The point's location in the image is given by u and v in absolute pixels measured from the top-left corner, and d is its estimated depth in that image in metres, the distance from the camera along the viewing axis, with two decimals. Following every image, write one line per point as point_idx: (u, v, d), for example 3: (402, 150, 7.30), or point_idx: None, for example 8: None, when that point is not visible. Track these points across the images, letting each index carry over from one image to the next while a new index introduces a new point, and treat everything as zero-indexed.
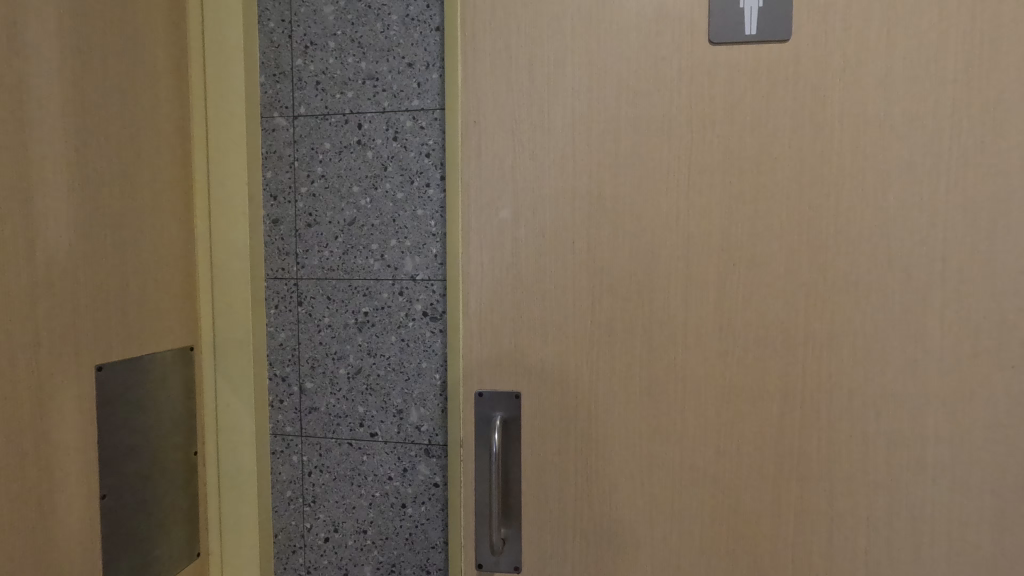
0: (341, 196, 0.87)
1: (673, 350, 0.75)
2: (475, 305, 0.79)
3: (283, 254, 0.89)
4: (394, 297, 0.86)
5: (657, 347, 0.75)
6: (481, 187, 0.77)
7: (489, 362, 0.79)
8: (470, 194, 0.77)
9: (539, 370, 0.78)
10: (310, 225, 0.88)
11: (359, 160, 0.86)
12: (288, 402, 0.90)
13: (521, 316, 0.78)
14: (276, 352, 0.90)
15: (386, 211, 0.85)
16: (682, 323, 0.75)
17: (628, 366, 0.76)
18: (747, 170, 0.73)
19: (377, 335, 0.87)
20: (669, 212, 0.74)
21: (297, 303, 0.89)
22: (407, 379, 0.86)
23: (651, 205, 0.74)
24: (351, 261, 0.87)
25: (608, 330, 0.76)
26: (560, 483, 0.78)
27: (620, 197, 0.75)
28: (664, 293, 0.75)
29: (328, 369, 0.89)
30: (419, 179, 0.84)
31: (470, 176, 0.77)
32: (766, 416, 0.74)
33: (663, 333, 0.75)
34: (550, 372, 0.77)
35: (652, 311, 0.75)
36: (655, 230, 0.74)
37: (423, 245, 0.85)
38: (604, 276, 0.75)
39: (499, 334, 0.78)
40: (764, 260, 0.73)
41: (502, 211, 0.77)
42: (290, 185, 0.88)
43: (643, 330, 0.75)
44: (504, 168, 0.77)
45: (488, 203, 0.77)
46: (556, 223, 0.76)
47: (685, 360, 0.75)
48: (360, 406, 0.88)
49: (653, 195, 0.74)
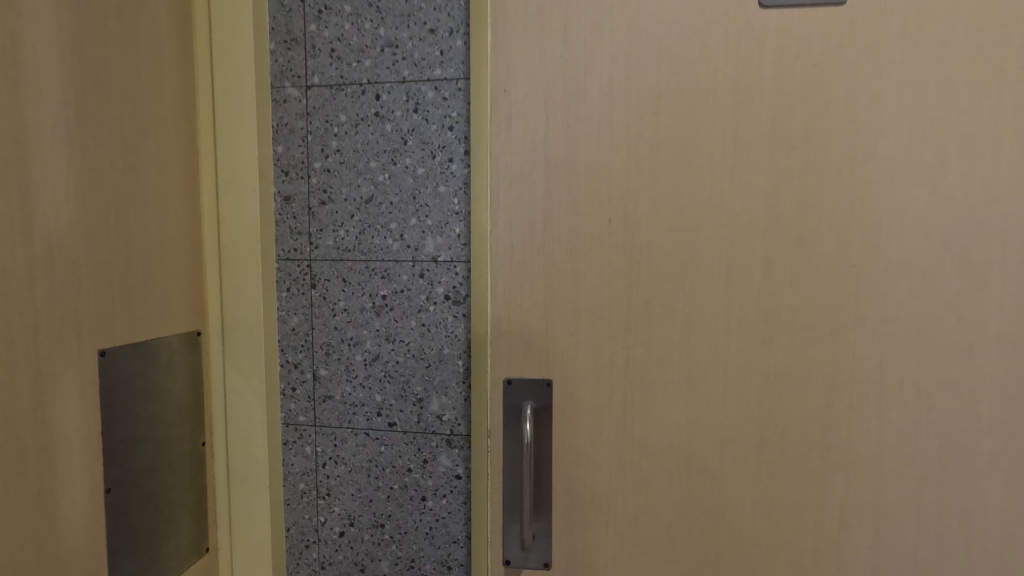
0: (358, 172, 0.82)
1: (713, 335, 0.71)
2: (503, 287, 0.74)
3: (295, 233, 0.84)
4: (414, 279, 0.81)
5: (696, 331, 0.71)
6: (510, 161, 0.73)
7: (518, 348, 0.75)
8: (499, 170, 0.73)
9: (570, 356, 0.73)
10: (324, 203, 0.83)
11: (378, 134, 0.81)
12: (301, 390, 0.86)
13: (551, 298, 0.73)
14: (288, 338, 0.85)
15: (406, 188, 0.81)
16: (723, 306, 0.70)
17: (664, 352, 0.71)
18: (797, 144, 0.68)
19: (396, 319, 0.82)
20: (711, 187, 0.69)
21: (311, 286, 0.84)
22: (428, 366, 0.82)
23: (693, 180, 0.69)
24: (367, 241, 0.82)
25: (645, 314, 0.71)
26: (592, 475, 0.74)
27: (659, 172, 0.70)
28: (705, 275, 0.70)
29: (343, 355, 0.84)
30: (441, 153, 0.79)
31: (499, 150, 0.73)
32: (812, 405, 0.70)
33: (703, 316, 0.71)
34: (582, 358, 0.73)
35: (692, 294, 0.70)
36: (697, 207, 0.70)
37: (445, 225, 0.80)
38: (641, 257, 0.71)
39: (527, 318, 0.74)
40: (812, 239, 0.69)
41: (532, 188, 0.72)
42: (303, 160, 0.83)
43: (681, 314, 0.71)
44: (535, 141, 0.72)
45: (518, 180, 0.73)
46: (590, 200, 0.71)
47: (726, 345, 0.71)
48: (378, 395, 0.84)
49: (695, 170, 0.69)
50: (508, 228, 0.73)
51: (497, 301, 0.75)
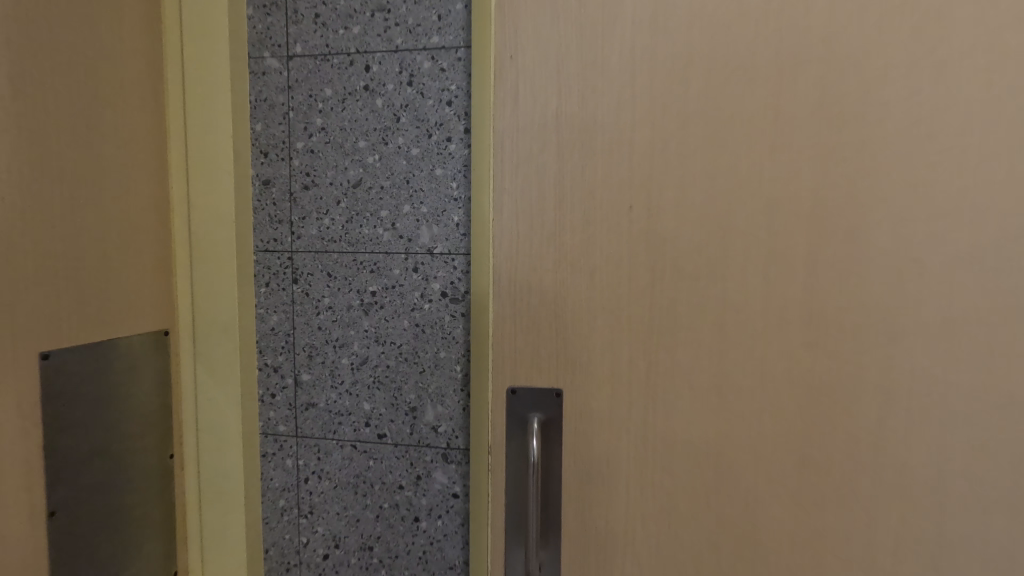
0: (345, 154, 0.73)
1: (748, 338, 0.62)
2: (507, 282, 0.65)
3: (275, 222, 0.75)
4: (407, 273, 0.72)
5: (727, 333, 0.62)
6: (516, 138, 0.63)
7: (524, 351, 0.65)
8: (504, 149, 0.64)
9: (584, 361, 0.64)
10: (307, 187, 0.74)
11: (367, 110, 0.72)
12: (281, 397, 0.77)
13: (563, 295, 0.64)
14: (267, 338, 0.76)
15: (399, 171, 0.72)
16: (760, 305, 0.61)
17: (691, 358, 0.62)
18: (848, 121, 0.59)
19: (387, 319, 0.74)
20: (748, 168, 0.60)
21: (292, 281, 0.75)
22: (422, 372, 0.73)
23: (727, 162, 0.60)
24: (355, 231, 0.73)
25: (670, 313, 0.62)
26: (607, 497, 0.65)
27: (688, 151, 0.61)
28: (740, 269, 0.61)
29: (328, 358, 0.76)
30: (438, 132, 0.70)
31: (503, 125, 0.63)
32: (861, 420, 0.61)
33: (737, 317, 0.61)
34: (597, 363, 0.64)
35: (725, 291, 0.61)
36: (731, 192, 0.60)
37: (442, 213, 0.71)
38: (666, 248, 0.62)
39: (535, 317, 0.65)
40: (864, 229, 0.59)
41: (541, 169, 0.63)
42: (284, 140, 0.74)
43: (712, 314, 0.62)
44: (545, 114, 0.62)
45: (525, 159, 0.63)
46: (608, 183, 0.62)
47: (762, 350, 0.62)
48: (366, 403, 0.75)
49: (729, 148, 0.60)
50: (513, 214, 0.64)
51: (500, 297, 0.65)
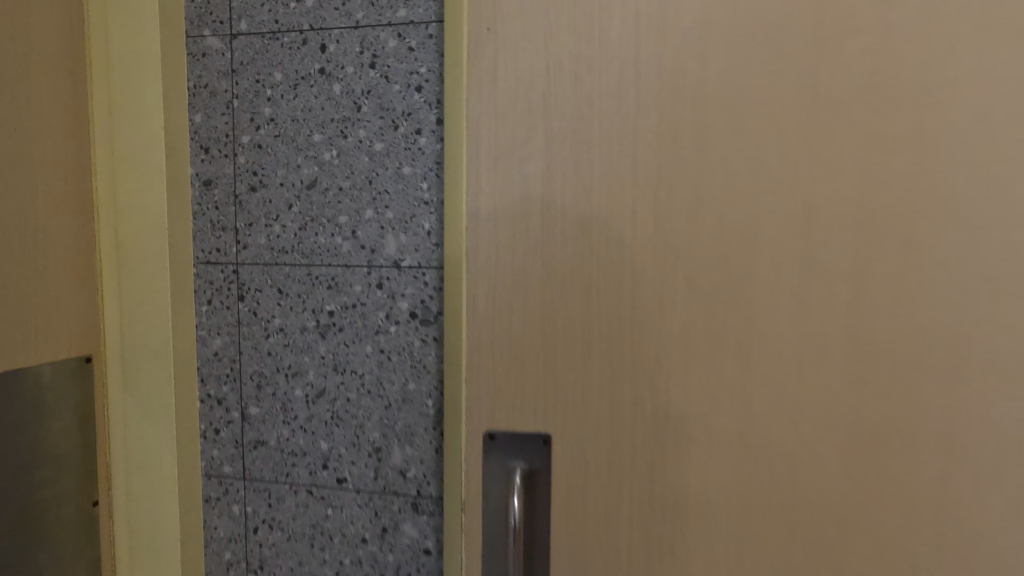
0: (298, 149, 0.62)
1: (783, 375, 0.49)
2: (485, 303, 0.53)
3: (218, 229, 0.64)
4: (370, 290, 0.61)
5: (757, 369, 0.50)
6: (495, 128, 0.52)
7: (505, 388, 0.53)
8: (480, 140, 0.52)
9: (579, 401, 0.52)
10: (254, 189, 0.63)
11: (323, 97, 0.61)
12: (226, 433, 0.66)
13: (553, 319, 0.52)
14: (209, 365, 0.65)
15: (360, 170, 0.61)
16: (797, 334, 0.49)
17: (712, 398, 0.50)
18: (909, 103, 0.46)
19: (347, 343, 0.62)
20: (781, 164, 0.48)
21: (238, 298, 0.64)
22: (388, 406, 0.62)
23: (755, 156, 0.48)
24: (310, 240, 0.62)
25: (684, 343, 0.50)
26: (606, 567, 0.53)
27: (707, 143, 0.49)
28: (772, 289, 0.49)
29: (279, 389, 0.65)
30: (406, 123, 0.59)
31: (479, 113, 0.52)
32: (926, 480, 0.48)
33: (769, 348, 0.49)
34: (596, 404, 0.52)
35: (753, 316, 0.49)
36: (761, 193, 0.49)
37: (411, 219, 0.60)
38: (680, 263, 0.50)
39: (519, 347, 0.52)
40: (929, 240, 0.47)
41: (525, 165, 0.52)
42: (228, 133, 0.63)
43: (736, 345, 0.50)
44: (530, 99, 0.51)
45: (506, 153, 0.52)
46: (607, 182, 0.50)
47: (802, 390, 0.49)
48: (324, 441, 0.64)
49: (759, 139, 0.48)
50: (492, 221, 0.52)
51: (476, 322, 0.53)
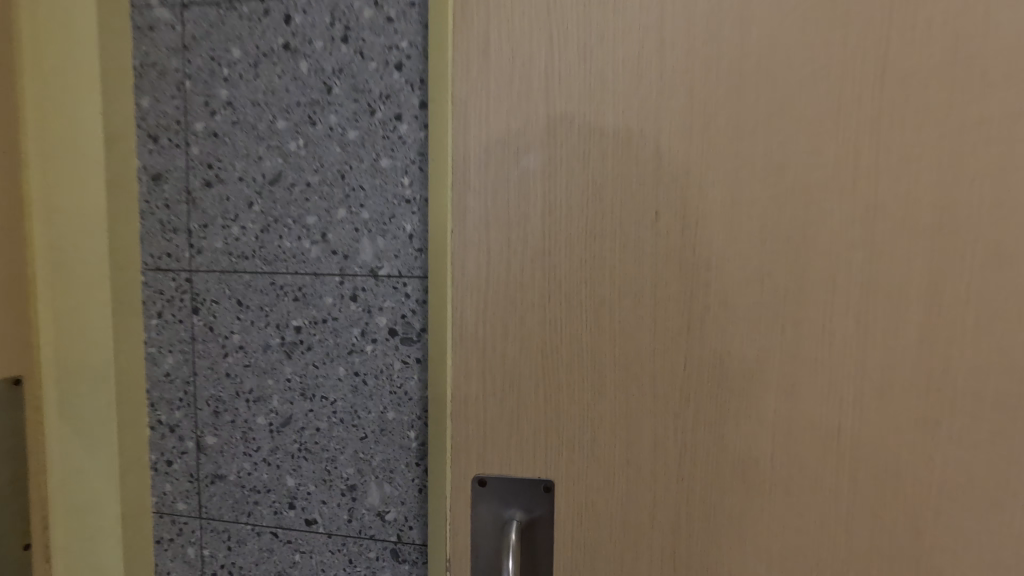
0: (259, 138, 0.53)
1: (837, 412, 0.40)
2: (474, 322, 0.44)
3: (169, 231, 0.55)
4: (343, 303, 0.53)
5: (804, 404, 0.41)
6: (486, 108, 0.42)
7: (497, 425, 0.44)
8: (469, 124, 0.43)
9: (586, 443, 0.43)
10: (209, 184, 0.54)
11: (288, 77, 0.52)
12: (180, 465, 0.57)
13: (555, 343, 0.42)
14: (160, 388, 0.57)
15: (331, 163, 0.52)
16: (855, 362, 0.40)
17: (749, 439, 0.41)
18: (997, 82, 0.37)
19: (317, 364, 0.54)
20: (838, 154, 0.39)
21: (192, 310, 0.56)
22: (363, 438, 0.53)
23: (804, 147, 0.39)
24: (273, 244, 0.53)
25: (715, 373, 0.41)
26: None
27: (747, 127, 0.40)
28: (824, 308, 0.40)
29: (239, 416, 0.56)
30: (384, 107, 0.50)
31: (466, 90, 0.43)
32: (1008, 543, 0.40)
33: (820, 380, 0.41)
34: (607, 446, 0.42)
35: (799, 340, 0.40)
36: (811, 190, 0.40)
37: (390, 220, 0.51)
38: (710, 274, 0.41)
39: (513, 376, 0.43)
40: (1018, 252, 0.38)
41: (522, 156, 0.42)
42: (180, 119, 0.54)
43: (779, 376, 0.41)
44: (529, 72, 0.42)
45: (499, 140, 0.42)
46: (624, 175, 0.41)
47: (860, 430, 0.40)
48: (291, 477, 0.55)
49: (811, 123, 0.39)
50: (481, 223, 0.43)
51: (462, 345, 0.44)
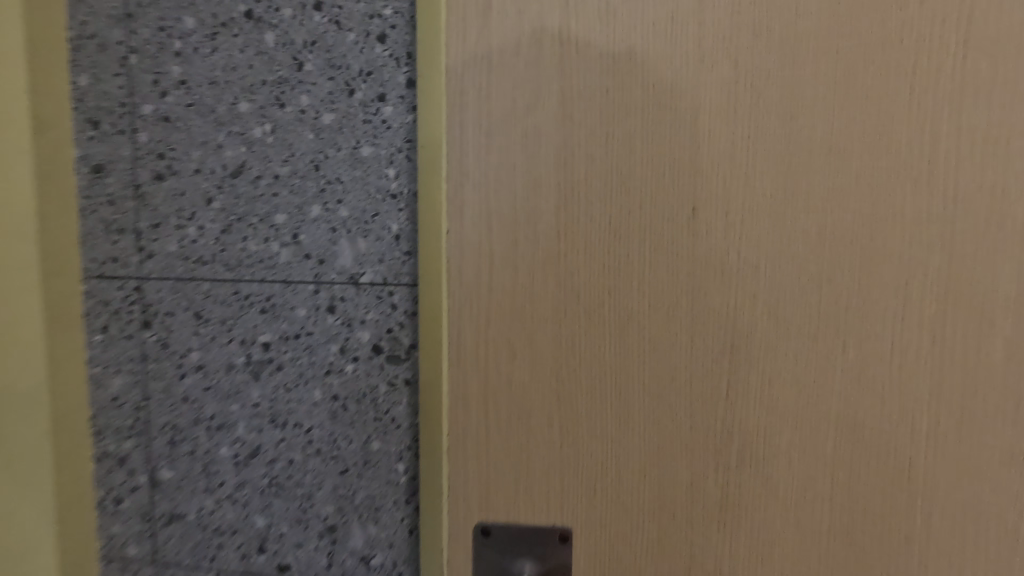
0: (217, 122, 0.45)
1: (909, 446, 0.34)
2: (474, 340, 0.36)
3: (113, 231, 0.47)
4: (319, 315, 0.45)
5: (870, 434, 0.34)
6: (488, 79, 0.35)
7: (503, 464, 0.37)
8: (469, 102, 0.35)
9: (611, 484, 0.36)
10: (160, 177, 0.46)
11: (251, 51, 0.44)
12: (131, 503, 0.49)
13: (574, 363, 0.35)
14: (107, 414, 0.49)
15: (302, 151, 0.44)
16: (930, 387, 0.34)
17: (804, 478, 0.35)
18: None
19: (289, 387, 0.46)
20: (914, 134, 0.33)
21: (142, 324, 0.48)
22: (344, 471, 0.46)
23: (874, 127, 0.33)
24: (235, 247, 0.46)
25: (764, 397, 0.35)
26: None
27: (804, 103, 0.33)
28: (895, 319, 0.33)
29: (199, 447, 0.48)
30: (365, 86, 0.43)
31: (464, 58, 0.35)
32: None
33: (889, 405, 0.34)
34: (636, 487, 0.36)
35: (864, 358, 0.34)
36: (881, 178, 0.33)
37: (373, 219, 0.44)
38: (760, 280, 0.34)
39: (523, 405, 0.36)
40: None
41: (531, 139, 0.35)
42: (124, 101, 0.46)
43: (841, 400, 0.34)
44: (540, 35, 0.34)
45: (504, 118, 0.35)
46: (655, 161, 0.34)
47: (936, 466, 0.34)
48: (260, 516, 0.48)
49: (880, 95, 0.32)
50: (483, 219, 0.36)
51: (461, 368, 0.37)
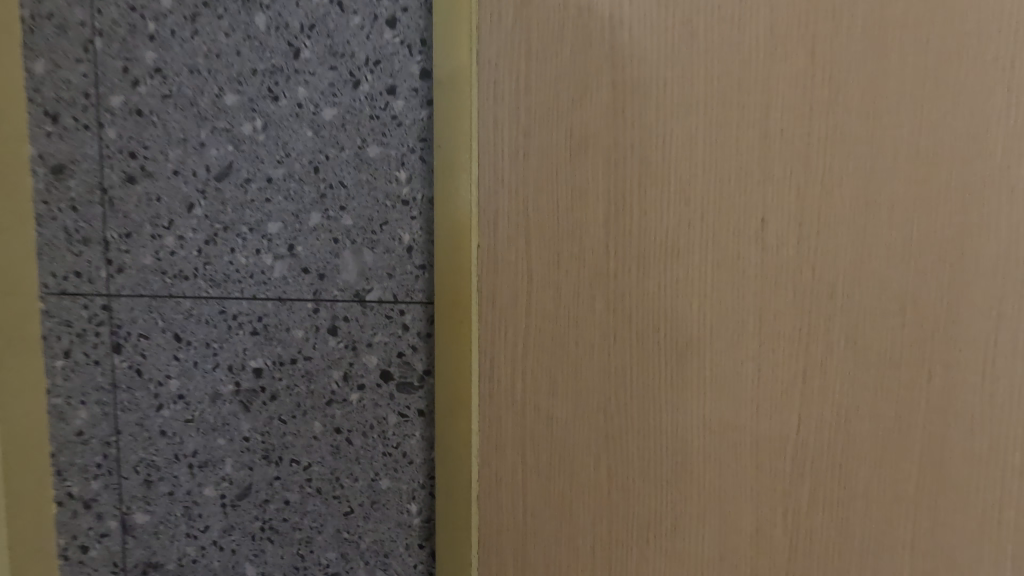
0: (199, 117, 0.39)
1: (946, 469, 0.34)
2: (517, 355, 0.36)
3: (78, 241, 0.41)
4: (319, 337, 0.40)
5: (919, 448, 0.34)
6: (532, 88, 0.34)
7: (546, 483, 0.36)
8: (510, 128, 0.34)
9: (656, 495, 0.36)
10: (131, 180, 0.40)
11: (238, 35, 0.39)
12: (99, 552, 0.43)
13: (620, 378, 0.35)
14: (71, 451, 0.43)
15: (300, 151, 0.39)
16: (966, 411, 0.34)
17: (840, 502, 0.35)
18: None
19: (284, 418, 0.41)
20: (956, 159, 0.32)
21: (112, 348, 0.42)
22: (348, 513, 0.41)
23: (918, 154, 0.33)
24: (222, 260, 0.40)
25: (813, 410, 0.34)
26: None
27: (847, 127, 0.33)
28: (947, 333, 0.33)
29: (180, 487, 0.42)
30: (372, 77, 0.38)
31: (507, 65, 0.34)
32: None
33: (940, 418, 0.34)
34: (682, 500, 0.36)
35: (914, 371, 0.34)
36: (937, 189, 0.32)
37: (381, 228, 0.39)
38: (810, 293, 0.34)
39: (567, 420, 0.36)
40: None
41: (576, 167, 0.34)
42: (89, 92, 0.40)
43: (891, 413, 0.34)
44: (587, 40, 0.33)
45: (547, 141, 0.34)
46: (705, 173, 0.34)
47: (970, 488, 0.34)
48: (251, 565, 0.42)
49: (935, 105, 0.32)
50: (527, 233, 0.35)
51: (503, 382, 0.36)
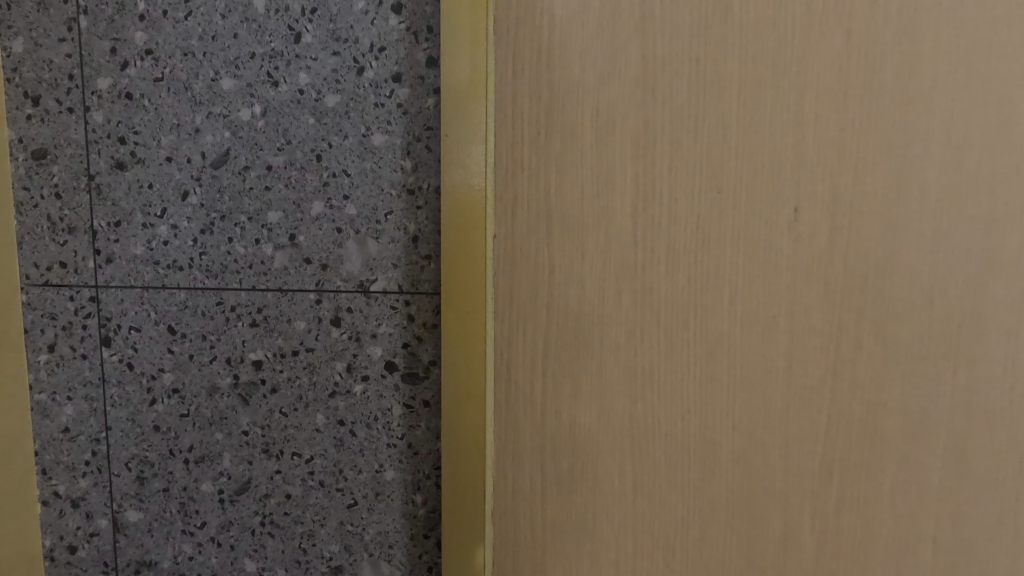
0: (193, 102, 0.38)
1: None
2: (536, 363, 0.32)
3: (62, 230, 0.39)
4: (322, 328, 0.39)
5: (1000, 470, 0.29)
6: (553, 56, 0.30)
7: (563, 498, 0.32)
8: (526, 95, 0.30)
9: (699, 521, 0.31)
10: (121, 166, 0.39)
11: (235, 17, 0.37)
12: (89, 552, 0.42)
13: (655, 388, 0.31)
14: (57, 448, 0.41)
15: (301, 139, 0.38)
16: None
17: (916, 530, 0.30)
18: None
19: (285, 411, 0.40)
20: None
21: (101, 342, 0.40)
22: (352, 505, 0.40)
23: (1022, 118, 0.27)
24: (219, 250, 0.39)
25: (884, 428, 0.29)
26: None
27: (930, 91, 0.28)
28: None
29: (175, 483, 0.41)
30: (376, 64, 0.37)
31: (528, 30, 0.30)
32: None
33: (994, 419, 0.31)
34: (720, 523, 0.31)
35: (1004, 385, 0.29)
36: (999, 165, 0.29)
37: (386, 218, 0.38)
38: (884, 295, 0.29)
39: (590, 428, 0.32)
40: None
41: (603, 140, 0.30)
42: (74, 73, 0.38)
43: (976, 431, 0.29)
44: (618, 2, 0.29)
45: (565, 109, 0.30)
46: (755, 144, 0.29)
47: None
48: (250, 560, 0.41)
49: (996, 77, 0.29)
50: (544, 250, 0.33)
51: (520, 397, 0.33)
